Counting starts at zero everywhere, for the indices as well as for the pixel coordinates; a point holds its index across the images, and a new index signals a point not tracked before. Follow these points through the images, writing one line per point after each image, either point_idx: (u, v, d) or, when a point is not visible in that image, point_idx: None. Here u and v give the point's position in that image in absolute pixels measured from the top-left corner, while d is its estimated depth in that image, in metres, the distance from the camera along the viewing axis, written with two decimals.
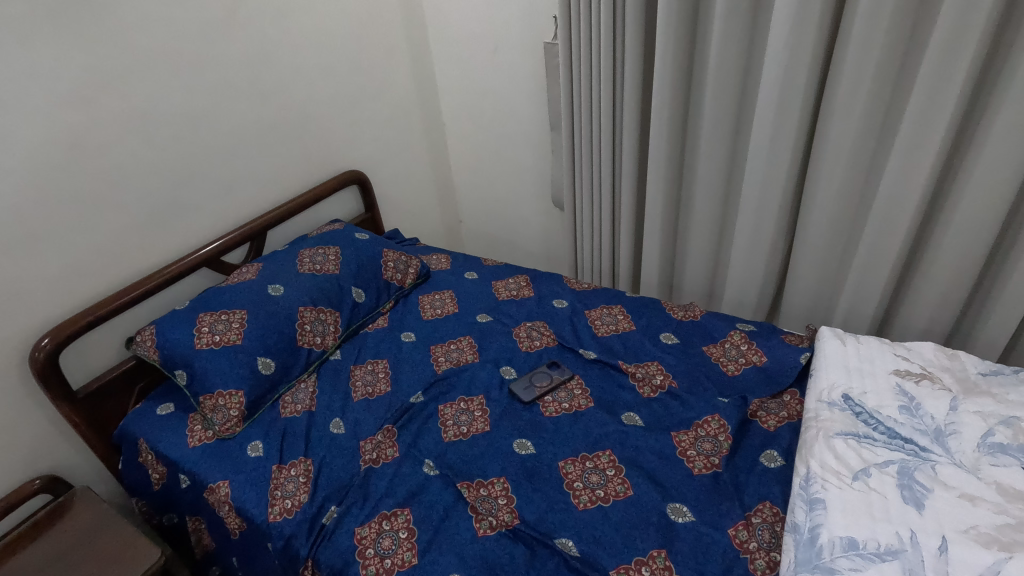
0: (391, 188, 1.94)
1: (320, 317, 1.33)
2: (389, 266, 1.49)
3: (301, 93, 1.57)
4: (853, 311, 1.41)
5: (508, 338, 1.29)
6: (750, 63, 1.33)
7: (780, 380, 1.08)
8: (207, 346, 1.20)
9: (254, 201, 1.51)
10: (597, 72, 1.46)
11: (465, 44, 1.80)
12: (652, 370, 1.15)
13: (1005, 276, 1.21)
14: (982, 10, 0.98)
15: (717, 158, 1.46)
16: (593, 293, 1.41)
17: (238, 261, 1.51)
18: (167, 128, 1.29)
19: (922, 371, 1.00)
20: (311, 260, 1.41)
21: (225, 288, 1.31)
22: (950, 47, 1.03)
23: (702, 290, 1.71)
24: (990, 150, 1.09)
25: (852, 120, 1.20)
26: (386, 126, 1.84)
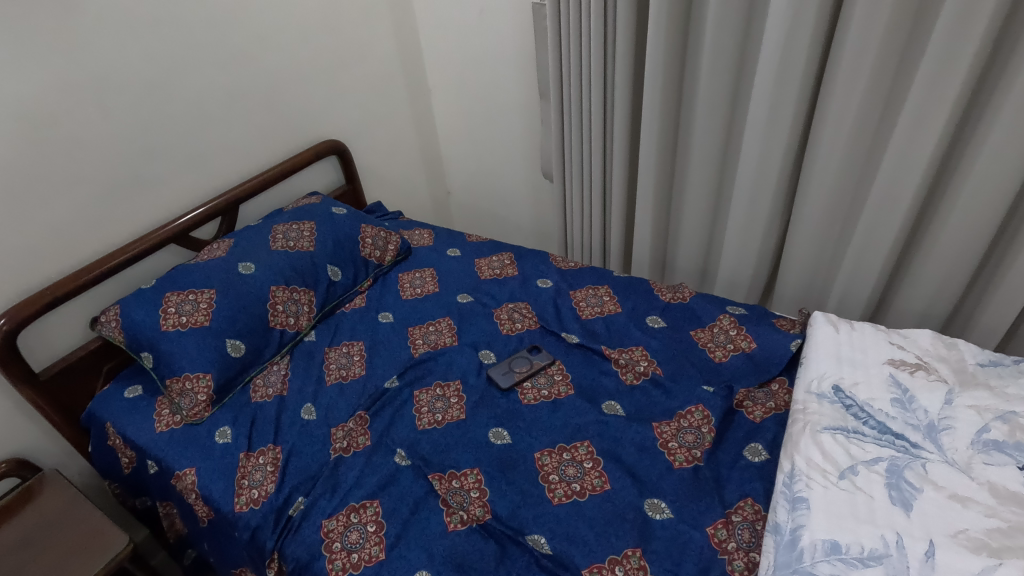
0: (374, 159, 1.85)
1: (293, 297, 1.27)
2: (368, 243, 1.43)
3: (274, 57, 1.47)
4: (849, 295, 1.36)
5: (489, 320, 1.24)
6: (750, 27, 1.24)
7: (769, 369, 1.03)
8: (174, 327, 1.15)
9: (226, 173, 1.43)
10: (587, 36, 1.37)
11: (450, 6, 1.69)
12: (635, 356, 1.10)
13: (1009, 260, 1.15)
14: None
15: (712, 130, 1.38)
16: (579, 272, 1.35)
17: (210, 237, 1.45)
18: (125, 95, 1.21)
19: (917, 360, 0.96)
20: (285, 237, 1.34)
21: (193, 266, 1.25)
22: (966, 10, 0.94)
23: (694, 268, 1.66)
24: (1001, 126, 1.02)
25: (855, 91, 1.12)
26: (367, 93, 1.75)
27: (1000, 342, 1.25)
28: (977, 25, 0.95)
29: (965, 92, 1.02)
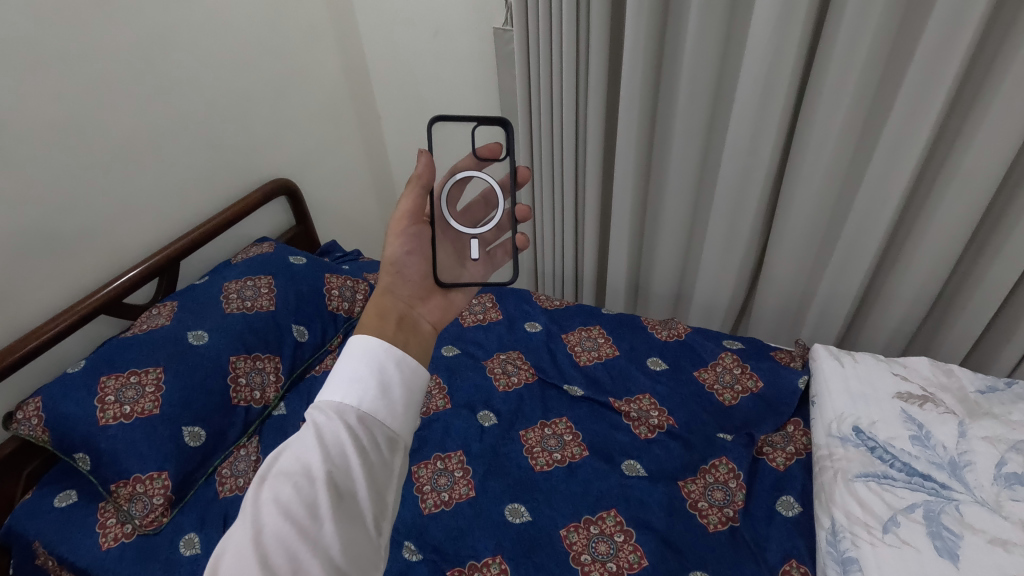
0: (323, 191, 1.69)
1: (256, 366, 1.12)
2: (335, 295, 1.30)
3: (206, 92, 1.29)
4: (828, 311, 1.37)
5: (481, 375, 1.14)
6: (726, 50, 1.16)
7: (782, 409, 1.02)
8: (115, 421, 0.96)
9: (157, 225, 1.25)
10: (555, 60, 1.26)
11: (401, 24, 1.54)
12: (645, 406, 1.06)
13: (972, 282, 1.20)
14: (973, 17, 0.89)
15: (687, 159, 1.31)
16: (568, 312, 1.29)
17: (144, 301, 1.26)
18: (27, 148, 1.01)
19: (924, 392, 0.96)
20: (240, 296, 1.19)
21: (131, 339, 1.07)
22: (948, 36, 0.91)
23: (669, 292, 1.60)
24: (970, 159, 1.03)
25: (836, 115, 1.08)
26: (313, 123, 1.58)
27: (962, 358, 1.30)
28: (950, 61, 0.93)
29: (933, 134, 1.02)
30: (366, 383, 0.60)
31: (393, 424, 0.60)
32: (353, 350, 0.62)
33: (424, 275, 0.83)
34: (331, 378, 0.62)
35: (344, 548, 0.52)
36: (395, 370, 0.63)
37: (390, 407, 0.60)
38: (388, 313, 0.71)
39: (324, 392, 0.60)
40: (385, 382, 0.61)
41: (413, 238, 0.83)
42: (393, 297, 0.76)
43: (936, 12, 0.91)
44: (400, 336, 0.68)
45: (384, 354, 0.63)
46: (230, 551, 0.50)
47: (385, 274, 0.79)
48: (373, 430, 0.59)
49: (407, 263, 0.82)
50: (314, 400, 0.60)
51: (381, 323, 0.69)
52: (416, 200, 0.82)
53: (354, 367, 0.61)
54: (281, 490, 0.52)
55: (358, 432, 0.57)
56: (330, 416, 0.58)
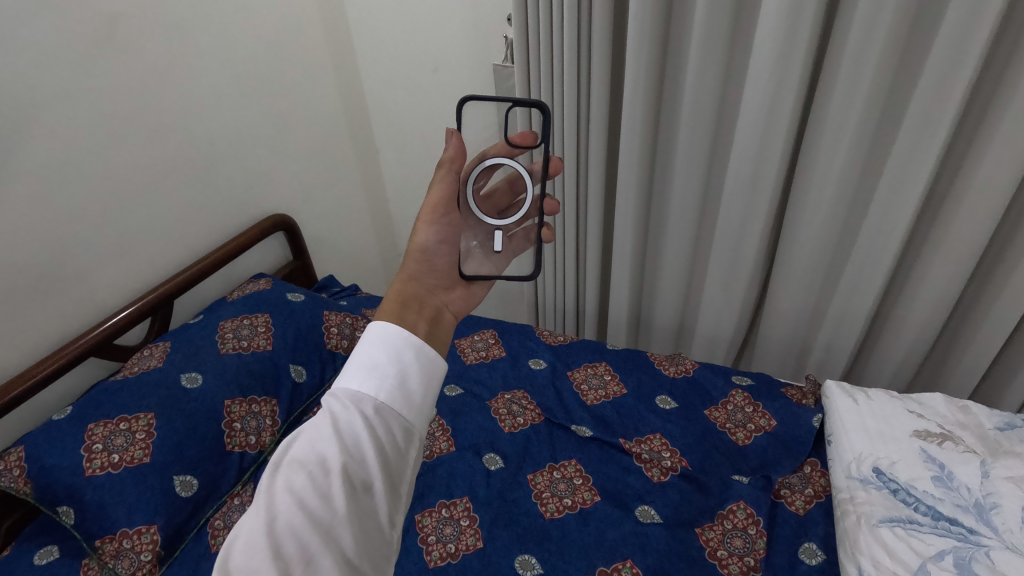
0: (320, 226, 1.67)
1: (252, 410, 1.08)
2: (333, 333, 1.27)
3: (206, 129, 1.27)
4: (833, 345, 1.35)
5: (485, 415, 1.10)
6: (726, 87, 1.17)
7: (797, 449, 0.99)
8: (103, 471, 0.92)
9: (150, 263, 1.22)
10: (556, 97, 1.26)
11: (401, 61, 1.55)
12: (656, 447, 1.02)
13: (978, 315, 1.19)
14: (972, 57, 0.89)
15: (689, 193, 1.30)
16: (573, 348, 1.26)
17: (135, 341, 1.22)
18: (17, 189, 0.98)
19: (942, 430, 0.93)
20: (236, 336, 1.15)
21: (121, 383, 1.03)
22: (947, 73, 0.93)
23: (672, 326, 1.58)
24: (973, 194, 1.03)
25: (839, 151, 1.09)
26: (312, 159, 1.57)
27: (970, 392, 1.28)
28: (950, 99, 0.94)
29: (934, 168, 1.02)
30: (385, 375, 0.61)
31: (409, 414, 0.61)
32: (375, 335, 0.63)
33: (449, 267, 0.84)
34: (349, 365, 0.62)
35: (353, 537, 0.53)
36: (413, 360, 0.63)
37: (407, 397, 0.61)
38: (411, 302, 0.73)
39: (340, 379, 0.61)
40: (403, 373, 0.62)
41: (445, 228, 0.84)
42: (418, 287, 0.78)
43: (937, 50, 0.92)
44: (421, 326, 0.69)
45: (404, 343, 0.64)
46: (241, 539, 0.50)
47: (413, 261, 0.81)
48: (388, 420, 0.59)
49: (435, 253, 0.83)
50: (330, 387, 0.60)
51: (403, 311, 0.71)
52: (446, 188, 0.84)
53: (375, 356, 0.62)
54: (294, 478, 0.53)
55: (375, 423, 0.58)
56: (347, 406, 0.58)
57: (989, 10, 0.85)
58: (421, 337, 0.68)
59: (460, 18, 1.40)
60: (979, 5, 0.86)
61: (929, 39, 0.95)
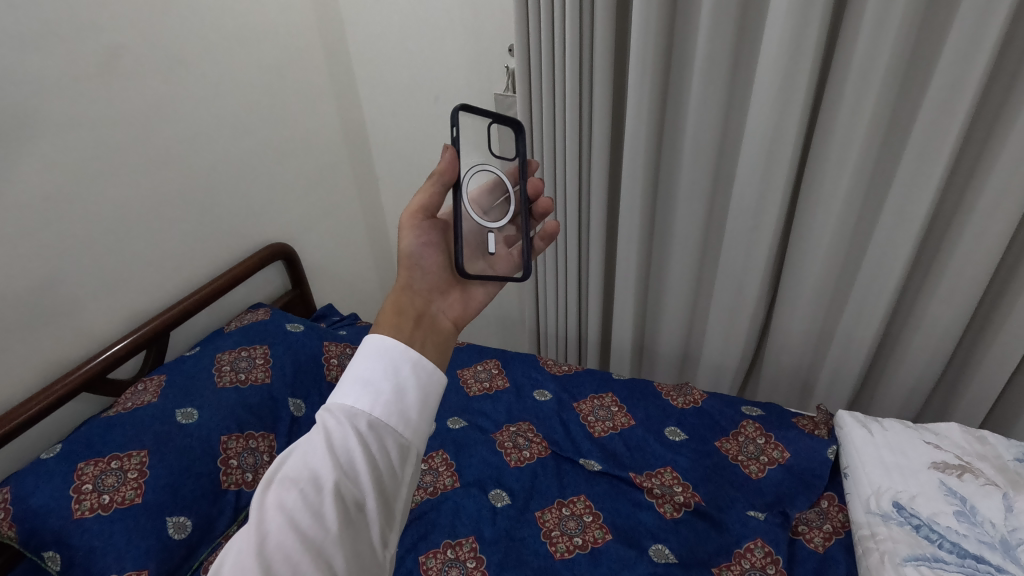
0: (319, 254, 1.65)
1: (249, 445, 1.04)
2: (333, 365, 1.25)
3: (204, 158, 1.26)
4: (840, 374, 1.33)
5: (490, 449, 1.07)
6: (727, 116, 1.17)
7: (813, 483, 0.96)
8: (91, 513, 0.87)
9: (146, 295, 1.20)
10: (557, 126, 1.26)
11: (402, 89, 1.55)
12: (668, 481, 1.00)
13: (986, 342, 1.17)
14: (970, 88, 0.89)
15: (691, 220, 1.30)
16: (578, 378, 1.24)
17: (129, 374, 1.19)
18: (8, 221, 0.96)
19: (960, 461, 0.91)
20: (233, 369, 1.12)
21: (113, 419, 1.00)
22: (946, 104, 0.92)
23: (676, 353, 1.56)
24: (976, 223, 1.01)
25: (842, 178, 1.08)
26: (312, 187, 1.56)
27: (982, 421, 1.26)
28: (950, 129, 0.94)
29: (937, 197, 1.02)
30: (380, 388, 0.61)
31: (406, 430, 0.61)
32: (371, 348, 0.64)
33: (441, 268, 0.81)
34: (345, 378, 0.63)
35: (345, 555, 0.53)
36: (411, 374, 0.64)
37: (403, 412, 0.62)
38: (406, 311, 0.72)
39: (336, 392, 0.61)
40: (399, 387, 0.62)
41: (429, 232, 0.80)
42: (413, 293, 0.77)
43: (935, 82, 0.92)
44: (416, 337, 0.69)
45: (401, 357, 0.64)
46: (232, 555, 0.51)
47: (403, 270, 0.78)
48: (383, 436, 0.59)
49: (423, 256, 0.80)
50: (326, 400, 0.61)
51: (398, 321, 0.70)
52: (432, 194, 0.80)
53: (370, 368, 0.62)
54: (286, 494, 0.53)
55: (369, 439, 0.58)
56: (341, 421, 0.59)
57: (987, 43, 0.85)
58: (416, 349, 0.67)
59: (462, 48, 1.41)
60: (976, 38, 0.86)
61: (927, 70, 0.96)
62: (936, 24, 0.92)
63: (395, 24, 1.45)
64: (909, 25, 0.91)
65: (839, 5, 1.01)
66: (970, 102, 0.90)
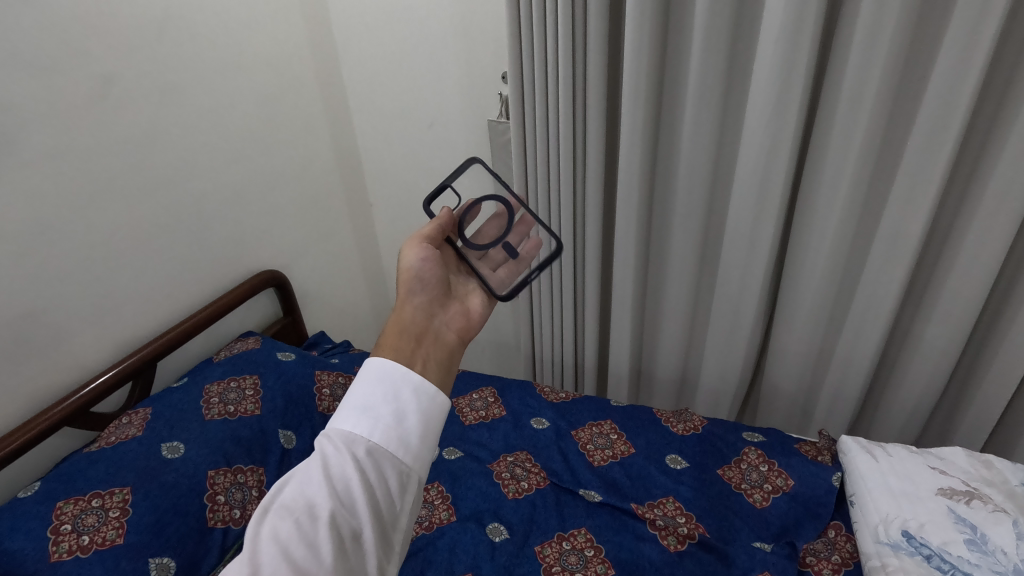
0: (311, 281, 1.63)
1: (238, 480, 1.00)
2: (325, 394, 1.22)
3: (196, 185, 1.25)
4: (840, 397, 1.31)
5: (488, 481, 1.04)
6: (720, 140, 1.18)
7: (819, 512, 0.94)
8: (69, 555, 0.83)
9: (132, 325, 1.17)
10: (552, 151, 1.26)
11: (397, 116, 1.56)
12: (670, 512, 0.97)
13: (985, 364, 1.16)
14: (960, 112, 0.91)
15: (686, 243, 1.29)
16: (576, 405, 1.21)
17: (114, 407, 1.16)
18: None
19: (967, 487, 0.89)
20: (222, 400, 1.09)
21: (96, 455, 0.96)
22: (937, 128, 0.93)
23: (673, 378, 1.54)
24: (970, 244, 1.02)
25: (836, 201, 1.09)
26: (305, 213, 1.55)
27: (984, 445, 1.24)
28: (942, 152, 0.95)
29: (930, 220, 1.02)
30: (378, 414, 0.64)
31: (403, 455, 0.63)
32: (372, 371, 0.67)
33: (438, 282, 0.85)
34: (347, 403, 0.66)
35: None
36: (410, 399, 0.66)
37: (402, 437, 0.64)
38: (407, 331, 0.75)
39: (336, 418, 0.64)
40: (400, 412, 0.65)
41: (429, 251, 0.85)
42: (415, 312, 0.79)
43: (925, 106, 0.93)
44: (417, 356, 0.72)
45: (400, 381, 0.67)
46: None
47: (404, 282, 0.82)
48: (381, 461, 0.62)
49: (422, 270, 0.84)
50: (327, 427, 0.63)
51: (400, 342, 0.73)
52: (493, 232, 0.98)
53: (369, 394, 0.65)
54: (283, 520, 0.57)
55: (366, 465, 0.61)
56: (336, 448, 0.62)
57: (974, 69, 0.87)
58: (417, 369, 0.70)
59: (456, 75, 1.42)
60: (963, 63, 0.87)
61: (916, 95, 0.97)
62: (923, 51, 0.94)
63: (390, 52, 1.46)
64: (897, 52, 0.93)
65: (828, 33, 1.03)
66: (960, 126, 0.92)
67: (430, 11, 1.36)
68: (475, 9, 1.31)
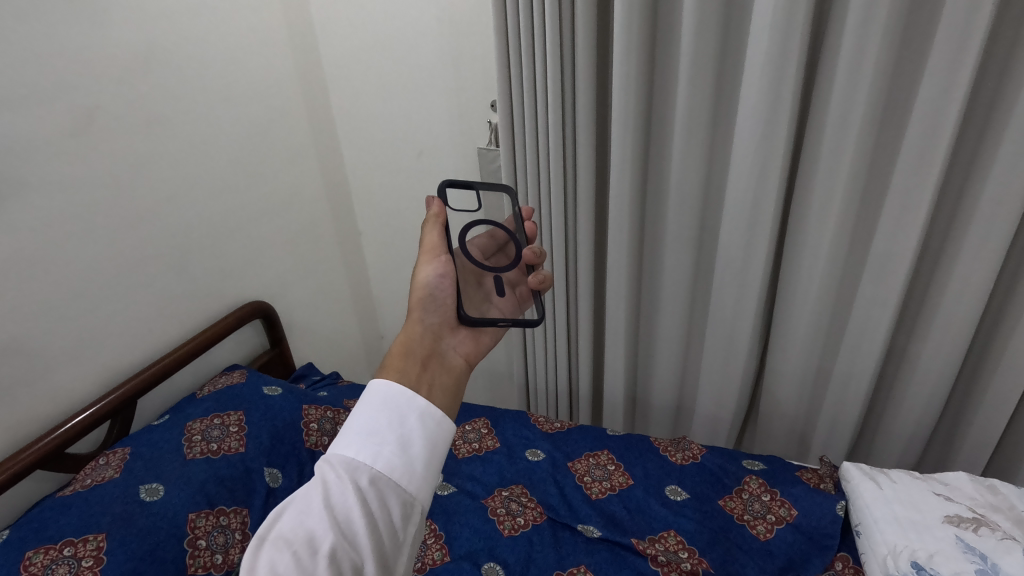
0: (299, 312, 1.60)
1: (220, 523, 0.95)
2: (313, 429, 1.18)
3: (182, 216, 1.23)
4: (838, 423, 1.29)
5: (482, 518, 1.00)
6: (710, 166, 1.18)
7: (825, 544, 0.91)
8: None
9: (113, 361, 1.13)
10: (543, 179, 1.26)
11: (386, 146, 1.56)
12: (672, 547, 0.94)
13: (982, 386, 1.15)
14: (945, 136, 0.92)
15: (679, 269, 1.29)
16: (571, 436, 1.18)
17: (90, 447, 1.11)
18: None
19: (974, 514, 0.86)
20: (205, 438, 1.05)
21: (71, 500, 0.91)
22: (923, 153, 0.94)
23: (668, 405, 1.51)
24: (962, 266, 1.02)
25: (827, 225, 1.09)
26: (292, 243, 1.53)
27: (985, 469, 1.22)
28: (929, 176, 0.96)
29: (920, 242, 1.03)
30: (383, 439, 0.62)
31: (407, 484, 0.61)
32: (379, 394, 0.65)
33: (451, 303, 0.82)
34: (350, 426, 0.63)
35: None
36: (415, 425, 0.64)
37: (406, 465, 0.61)
38: (413, 352, 0.73)
39: (339, 443, 0.62)
40: (404, 439, 0.63)
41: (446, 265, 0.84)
42: (422, 331, 0.77)
43: (911, 131, 0.94)
44: (423, 381, 0.70)
45: (406, 407, 0.64)
46: None
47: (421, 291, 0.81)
48: (384, 491, 0.59)
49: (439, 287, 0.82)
50: (328, 452, 0.61)
51: (405, 364, 0.71)
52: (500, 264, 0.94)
53: (373, 418, 0.63)
54: (280, 552, 0.54)
55: (369, 495, 0.58)
56: (338, 475, 0.59)
57: (957, 94, 0.88)
58: (422, 394, 0.68)
59: (446, 104, 1.42)
60: (946, 89, 0.89)
61: (901, 121, 0.98)
62: (906, 78, 0.95)
63: (379, 82, 1.46)
64: (881, 79, 0.94)
65: (811, 62, 1.05)
66: (946, 150, 0.93)
67: (419, 41, 1.36)
68: (464, 40, 1.32)
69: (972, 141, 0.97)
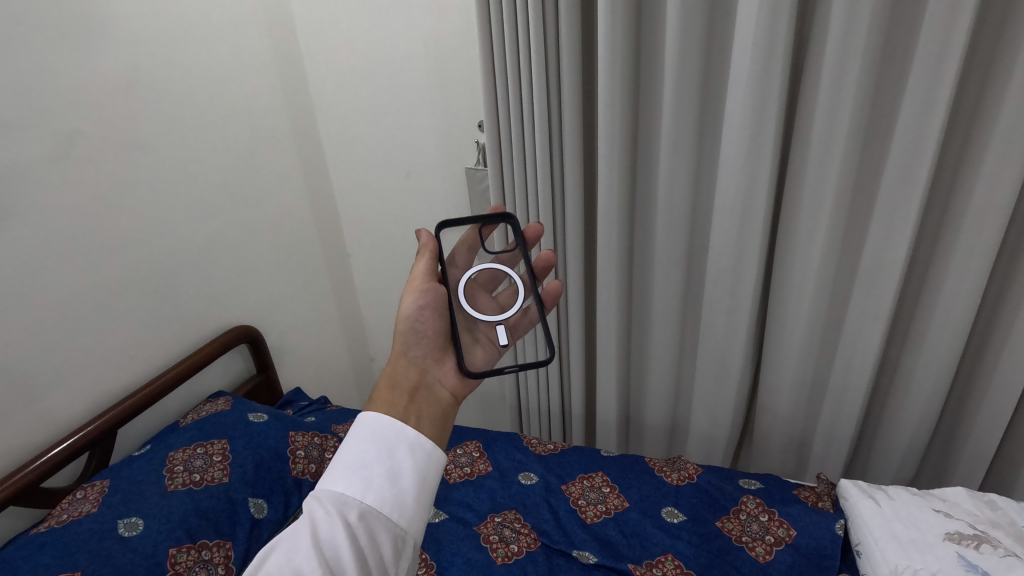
0: (287, 337, 1.57)
1: (202, 557, 0.92)
2: (300, 457, 1.15)
3: (166, 242, 1.21)
4: (834, 440, 1.27)
5: (475, 545, 0.98)
6: (697, 183, 1.19)
7: (826, 565, 0.89)
8: None
9: (94, 390, 1.10)
10: (531, 199, 1.26)
11: (375, 169, 1.56)
12: (670, 572, 0.91)
13: (976, 399, 1.15)
14: (929, 151, 0.92)
15: (670, 285, 1.28)
16: (564, 458, 1.16)
17: (67, 480, 1.08)
18: None
19: (974, 531, 0.84)
20: (187, 469, 1.02)
21: (46, 537, 0.88)
22: (908, 168, 0.95)
23: (662, 424, 1.50)
24: (951, 279, 1.02)
25: (816, 240, 1.09)
26: (280, 267, 1.51)
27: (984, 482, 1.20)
28: (915, 190, 0.96)
29: (909, 256, 1.03)
30: (373, 472, 0.60)
31: (398, 518, 0.59)
32: (367, 425, 0.63)
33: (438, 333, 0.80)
34: (337, 462, 0.61)
35: None
36: (405, 457, 0.62)
37: (396, 499, 0.60)
38: (400, 385, 0.72)
39: (326, 478, 0.60)
40: (395, 471, 0.61)
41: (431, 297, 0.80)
42: (406, 365, 0.75)
43: (896, 146, 0.95)
44: (411, 411, 0.68)
45: (395, 439, 0.63)
46: None
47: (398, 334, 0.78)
48: (374, 526, 0.57)
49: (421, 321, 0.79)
50: (316, 490, 0.59)
51: (393, 396, 0.70)
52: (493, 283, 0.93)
53: (362, 451, 0.61)
54: None
55: (358, 530, 0.56)
56: (327, 510, 0.57)
57: (939, 109, 0.89)
58: (411, 425, 0.66)
59: (434, 127, 1.43)
60: (927, 107, 0.90)
61: (883, 137, 1.00)
62: (887, 96, 0.97)
63: (367, 106, 1.47)
64: (863, 97, 0.95)
65: (795, 80, 1.06)
66: (930, 166, 0.94)
67: (406, 65, 1.37)
68: (450, 61, 1.33)
69: (956, 155, 0.98)
